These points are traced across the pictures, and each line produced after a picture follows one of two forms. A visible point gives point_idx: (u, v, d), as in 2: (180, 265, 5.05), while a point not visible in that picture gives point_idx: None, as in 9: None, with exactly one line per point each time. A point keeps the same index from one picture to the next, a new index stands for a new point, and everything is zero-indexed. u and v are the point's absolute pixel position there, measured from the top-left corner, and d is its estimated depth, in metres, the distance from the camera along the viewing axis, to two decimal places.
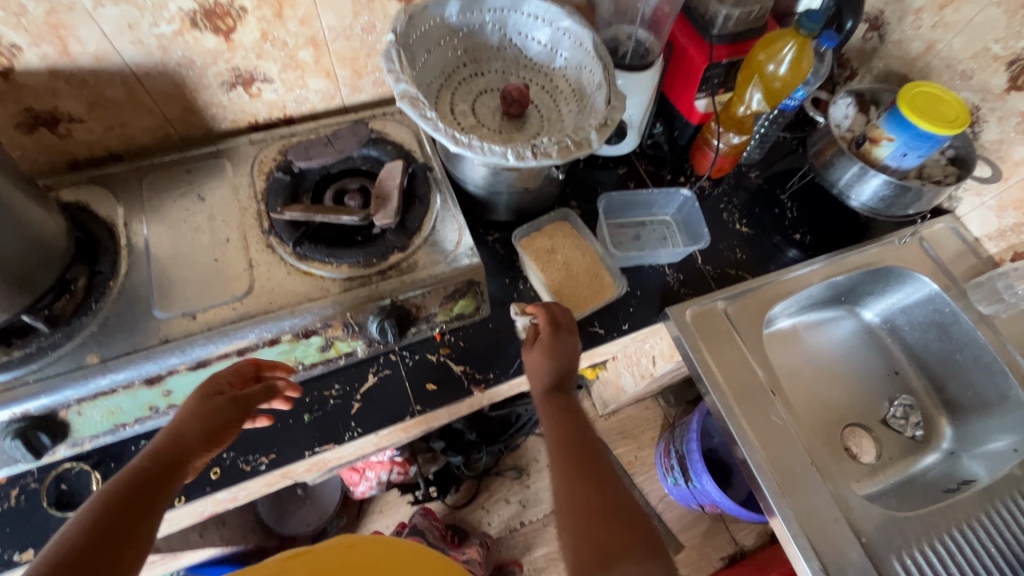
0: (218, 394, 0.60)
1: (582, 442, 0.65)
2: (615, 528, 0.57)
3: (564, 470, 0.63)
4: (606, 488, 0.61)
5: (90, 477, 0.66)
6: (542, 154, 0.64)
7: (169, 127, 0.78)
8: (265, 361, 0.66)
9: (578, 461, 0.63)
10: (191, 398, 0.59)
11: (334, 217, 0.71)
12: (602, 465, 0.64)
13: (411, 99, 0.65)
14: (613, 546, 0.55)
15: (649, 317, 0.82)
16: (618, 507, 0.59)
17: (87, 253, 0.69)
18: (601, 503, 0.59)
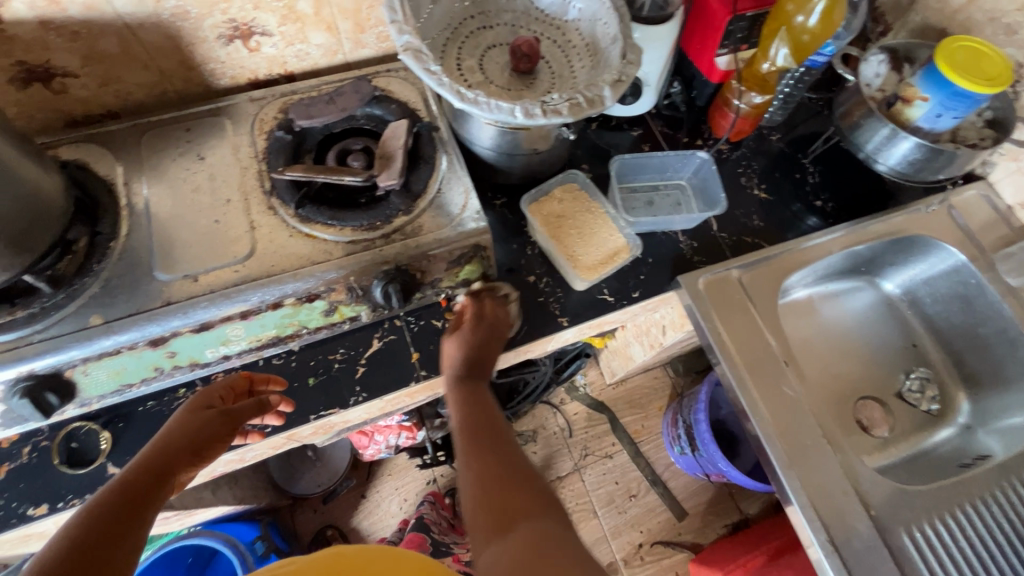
0: (210, 407, 0.63)
1: (483, 421, 0.64)
2: (523, 494, 0.56)
3: (469, 445, 0.62)
4: (506, 458, 0.60)
5: (100, 436, 0.66)
6: (553, 112, 0.61)
7: (166, 83, 0.76)
8: (257, 375, 0.69)
9: (478, 439, 0.62)
10: (182, 413, 0.62)
11: (337, 177, 0.69)
12: (508, 443, 0.63)
13: (414, 52, 0.62)
14: (512, 511, 0.54)
15: (660, 285, 0.80)
16: (526, 480, 0.58)
17: (89, 214, 0.68)
18: (505, 475, 0.58)
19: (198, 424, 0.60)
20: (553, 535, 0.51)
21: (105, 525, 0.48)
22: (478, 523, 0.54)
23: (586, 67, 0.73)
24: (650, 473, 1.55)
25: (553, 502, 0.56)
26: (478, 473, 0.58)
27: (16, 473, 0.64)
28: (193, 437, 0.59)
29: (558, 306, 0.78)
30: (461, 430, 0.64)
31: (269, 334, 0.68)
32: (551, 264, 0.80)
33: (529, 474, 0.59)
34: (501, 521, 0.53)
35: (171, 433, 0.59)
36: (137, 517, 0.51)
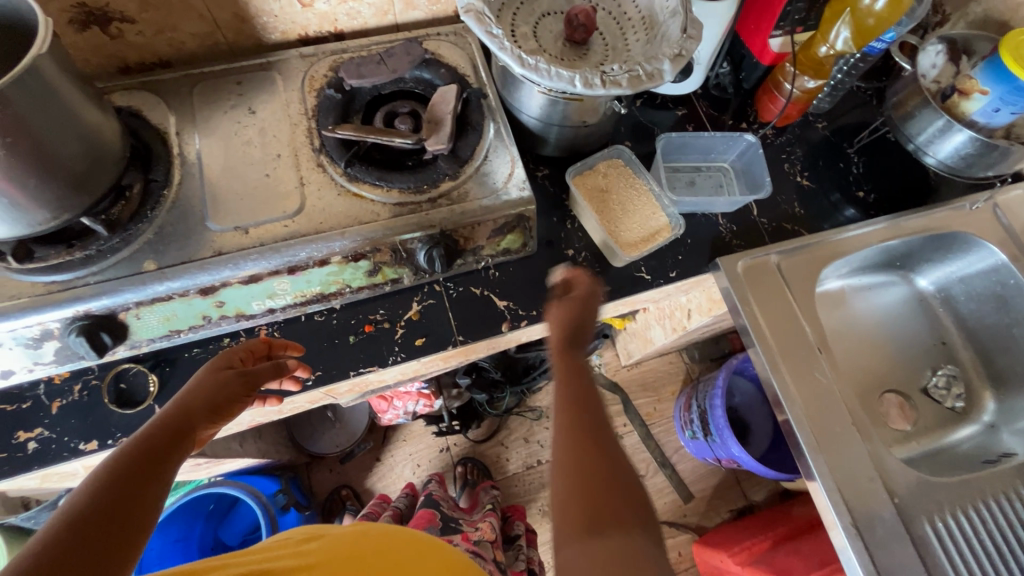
0: (229, 369, 0.63)
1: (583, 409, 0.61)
2: (615, 494, 0.55)
3: (564, 430, 0.60)
4: (606, 457, 0.57)
5: (148, 379, 0.68)
6: (613, 84, 0.60)
7: (218, 34, 0.75)
8: (276, 340, 0.69)
9: (571, 425, 0.60)
10: (204, 371, 0.62)
11: (387, 139, 0.69)
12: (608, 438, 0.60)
13: (476, 14, 0.61)
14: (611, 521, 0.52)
15: (698, 266, 0.80)
16: (616, 478, 0.56)
17: (142, 160, 0.69)
18: (597, 471, 0.56)
19: (218, 385, 0.61)
20: (625, 548, 0.50)
21: (114, 491, 0.49)
22: (565, 515, 0.54)
23: (641, 42, 0.72)
24: (659, 455, 1.57)
25: (640, 504, 0.55)
26: (569, 464, 0.57)
27: (67, 410, 0.67)
28: (212, 399, 0.60)
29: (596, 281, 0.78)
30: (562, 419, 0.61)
31: (313, 291, 0.70)
32: (591, 239, 0.80)
33: (619, 471, 0.57)
34: (588, 522, 0.53)
35: (191, 392, 0.59)
36: (151, 475, 0.52)
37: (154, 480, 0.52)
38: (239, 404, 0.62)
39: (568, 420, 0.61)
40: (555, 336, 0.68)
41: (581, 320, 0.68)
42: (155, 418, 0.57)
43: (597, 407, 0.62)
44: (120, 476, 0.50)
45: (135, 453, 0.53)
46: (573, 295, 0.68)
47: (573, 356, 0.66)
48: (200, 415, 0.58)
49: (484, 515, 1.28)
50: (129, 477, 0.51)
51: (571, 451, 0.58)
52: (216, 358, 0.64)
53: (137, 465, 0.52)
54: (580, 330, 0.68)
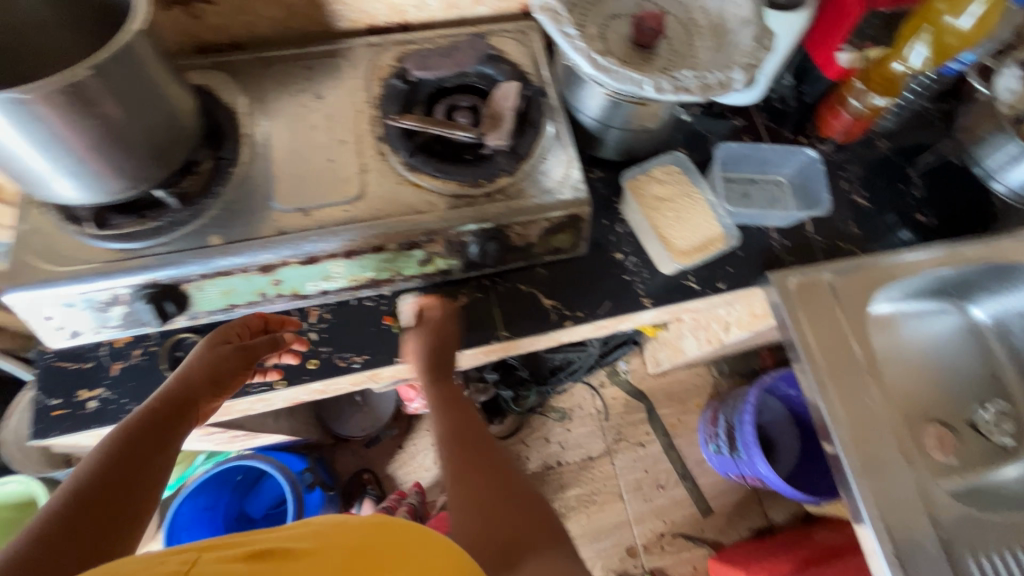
0: (227, 345, 0.65)
1: (467, 443, 0.67)
2: (513, 518, 0.59)
3: (460, 473, 0.64)
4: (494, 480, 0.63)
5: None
6: (684, 90, 0.60)
7: (292, 19, 0.77)
8: (272, 316, 0.71)
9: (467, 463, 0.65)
10: (202, 347, 0.64)
11: (450, 130, 0.71)
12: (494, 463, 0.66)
13: (551, 13, 0.62)
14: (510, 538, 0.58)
15: (747, 279, 0.79)
16: (521, 500, 0.61)
17: (212, 137, 0.71)
18: (497, 503, 0.61)
19: (218, 360, 0.63)
20: (553, 570, 0.55)
21: (118, 468, 0.52)
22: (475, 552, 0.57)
23: (709, 50, 0.72)
24: (681, 467, 1.56)
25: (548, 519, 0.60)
26: (467, 505, 0.61)
27: (125, 373, 0.69)
28: (211, 374, 0.63)
29: (643, 287, 0.78)
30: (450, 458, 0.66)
31: (366, 276, 0.71)
32: (641, 244, 0.80)
33: (523, 491, 0.63)
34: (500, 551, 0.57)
35: (189, 369, 0.62)
36: (153, 450, 0.55)
37: (158, 456, 0.55)
38: (240, 377, 0.66)
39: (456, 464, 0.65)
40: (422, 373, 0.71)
41: (443, 347, 0.72)
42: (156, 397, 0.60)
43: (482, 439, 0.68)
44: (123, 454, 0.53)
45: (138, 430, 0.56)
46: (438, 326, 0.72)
47: (442, 395, 0.72)
48: (201, 391, 0.62)
49: None
50: (132, 455, 0.54)
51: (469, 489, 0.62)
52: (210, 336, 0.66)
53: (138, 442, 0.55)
54: (443, 364, 0.71)
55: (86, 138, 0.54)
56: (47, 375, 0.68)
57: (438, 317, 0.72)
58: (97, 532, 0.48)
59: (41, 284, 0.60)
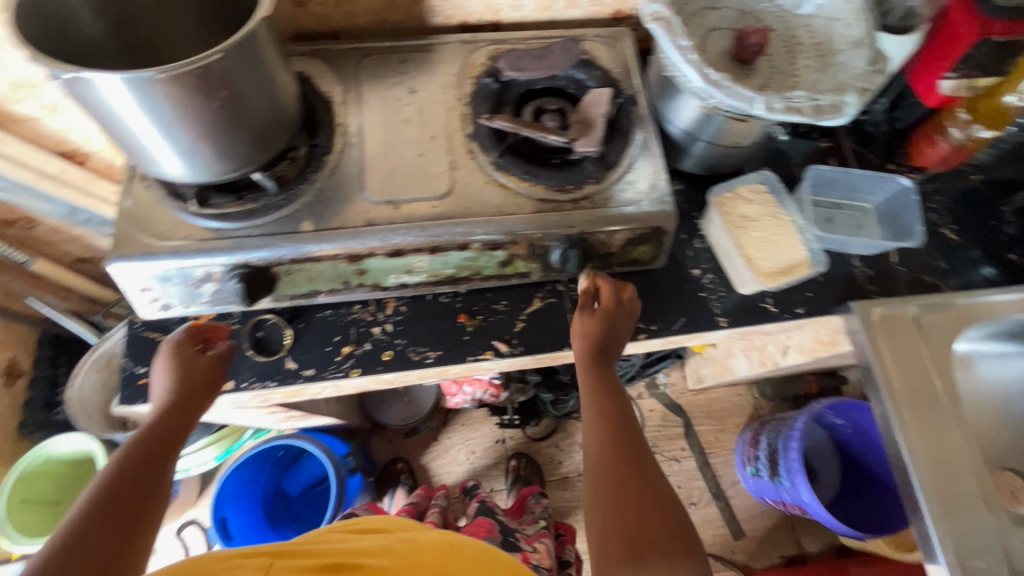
0: (194, 350, 0.65)
1: (616, 426, 0.64)
2: (647, 520, 0.56)
3: (603, 461, 0.61)
4: (635, 472, 0.60)
5: (282, 332, 0.72)
6: (794, 110, 0.59)
7: (389, 12, 0.78)
8: (206, 326, 0.68)
9: (615, 453, 0.62)
10: (169, 357, 0.64)
11: (541, 134, 0.69)
12: (639, 455, 0.62)
13: (664, 23, 0.61)
14: (642, 537, 0.55)
15: (827, 307, 0.77)
16: (656, 504, 0.58)
17: (307, 125, 0.72)
18: (634, 500, 0.58)
19: (191, 367, 0.64)
20: None
21: (116, 494, 0.53)
22: (604, 544, 0.56)
23: (811, 70, 0.70)
24: (715, 486, 1.54)
25: (683, 529, 0.56)
26: (604, 485, 0.59)
27: None
28: (187, 382, 0.63)
29: (719, 305, 0.77)
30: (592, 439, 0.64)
31: (447, 272, 0.71)
32: (719, 262, 0.79)
33: (658, 494, 0.59)
34: (628, 551, 0.54)
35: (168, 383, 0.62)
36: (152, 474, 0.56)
37: (156, 474, 0.56)
38: (218, 377, 0.66)
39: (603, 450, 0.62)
40: (581, 356, 0.69)
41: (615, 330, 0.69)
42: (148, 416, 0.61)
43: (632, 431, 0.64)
44: (116, 481, 0.53)
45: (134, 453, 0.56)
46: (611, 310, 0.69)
47: (598, 378, 0.67)
48: (189, 401, 0.62)
49: (537, 533, 1.15)
50: (129, 480, 0.54)
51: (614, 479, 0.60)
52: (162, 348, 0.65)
53: (133, 466, 0.55)
54: (609, 351, 0.69)
55: (203, 121, 0.56)
56: (136, 344, 0.70)
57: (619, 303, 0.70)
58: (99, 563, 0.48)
59: (142, 257, 0.62)
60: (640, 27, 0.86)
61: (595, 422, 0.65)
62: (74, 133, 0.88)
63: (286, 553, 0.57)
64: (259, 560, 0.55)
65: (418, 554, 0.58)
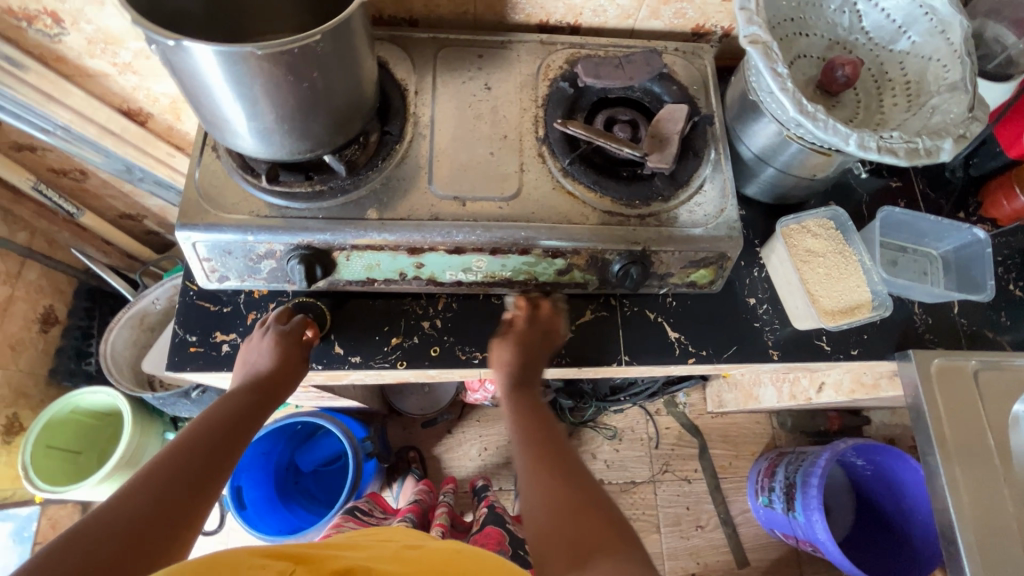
0: (294, 345, 0.67)
1: (545, 439, 0.63)
2: (589, 521, 0.54)
3: (535, 475, 0.59)
4: (569, 477, 0.59)
5: (324, 319, 0.73)
6: (888, 151, 0.57)
7: (471, 5, 0.77)
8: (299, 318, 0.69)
9: (540, 462, 0.60)
10: (272, 343, 0.66)
11: (615, 146, 0.67)
12: (571, 461, 0.61)
13: (762, 46, 0.59)
14: (585, 541, 0.53)
15: (882, 352, 0.75)
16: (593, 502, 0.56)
17: (380, 112, 0.72)
18: (569, 502, 0.56)
19: (285, 361, 0.65)
20: None
21: (178, 480, 0.52)
22: (547, 554, 0.53)
23: (899, 108, 0.69)
24: (723, 511, 1.52)
25: (620, 523, 0.55)
26: (541, 493, 0.57)
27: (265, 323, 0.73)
28: (275, 373, 0.64)
29: (771, 337, 0.75)
30: (523, 452, 0.62)
31: (503, 274, 0.70)
32: (775, 293, 0.77)
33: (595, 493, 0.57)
34: (571, 555, 0.52)
35: (259, 370, 0.64)
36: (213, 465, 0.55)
37: (215, 470, 0.55)
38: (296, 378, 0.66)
39: (532, 465, 0.60)
40: (504, 377, 0.68)
41: (540, 346, 0.70)
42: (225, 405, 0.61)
43: (561, 440, 0.63)
44: (181, 463, 0.53)
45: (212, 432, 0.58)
46: (533, 326, 0.70)
47: (518, 396, 0.67)
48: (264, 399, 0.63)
49: None
50: (199, 459, 0.54)
51: (544, 488, 0.57)
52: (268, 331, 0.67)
53: (205, 445, 0.56)
54: (529, 370, 0.69)
55: (291, 99, 0.55)
56: (188, 312, 0.72)
57: (540, 316, 0.71)
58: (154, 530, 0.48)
59: (208, 228, 0.62)
60: (720, 46, 0.84)
61: (522, 437, 0.64)
62: (142, 92, 0.87)
63: (308, 558, 0.51)
64: (279, 563, 0.48)
65: (431, 561, 0.55)
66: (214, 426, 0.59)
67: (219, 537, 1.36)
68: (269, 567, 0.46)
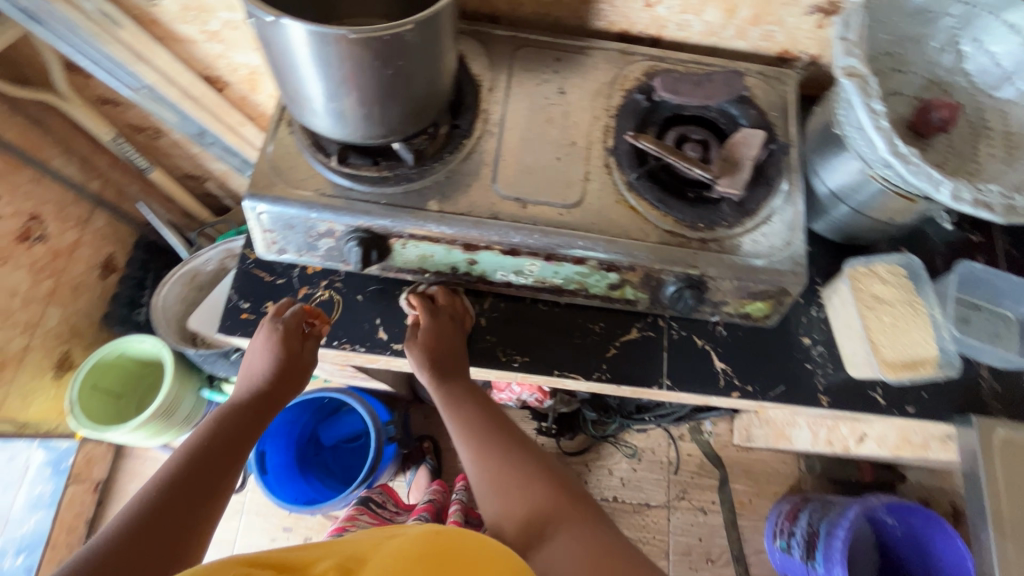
0: (299, 344, 0.69)
1: (491, 432, 0.69)
2: (548, 502, 0.62)
3: (492, 471, 0.66)
4: (523, 466, 0.66)
5: (332, 309, 0.74)
6: (985, 205, 0.54)
7: (555, 7, 0.77)
8: (312, 312, 0.72)
9: (496, 454, 0.67)
10: (276, 342, 0.67)
11: (686, 165, 0.65)
12: (521, 449, 0.68)
13: (859, 80, 0.56)
14: (549, 519, 0.61)
15: (942, 413, 0.71)
16: (549, 480, 0.65)
17: (452, 105, 0.72)
18: (528, 488, 0.64)
19: (290, 358, 0.68)
20: (586, 539, 0.58)
21: (185, 476, 0.57)
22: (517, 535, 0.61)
23: (997, 159, 0.65)
24: (737, 549, 1.47)
25: (575, 493, 0.64)
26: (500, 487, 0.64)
27: (316, 299, 0.74)
28: (280, 373, 0.67)
29: (823, 381, 0.72)
30: (477, 453, 0.68)
31: (555, 281, 0.70)
32: (831, 336, 0.74)
33: (548, 474, 0.66)
34: (537, 534, 0.60)
35: (261, 372, 0.67)
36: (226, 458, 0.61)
37: (227, 462, 0.61)
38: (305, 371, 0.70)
39: (483, 460, 0.67)
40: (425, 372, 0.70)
41: (458, 342, 0.71)
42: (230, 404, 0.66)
43: (498, 420, 0.72)
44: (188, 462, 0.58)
45: (214, 439, 0.61)
46: (438, 317, 0.70)
47: (452, 387, 0.71)
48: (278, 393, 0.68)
49: None
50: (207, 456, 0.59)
51: (503, 481, 0.65)
52: (273, 329, 0.68)
53: (208, 440, 0.61)
54: (446, 359, 0.70)
55: (375, 86, 0.56)
56: (244, 280, 0.75)
57: (449, 308, 0.71)
58: (168, 540, 0.53)
59: (274, 201, 0.64)
60: (805, 73, 0.81)
61: (472, 437, 0.69)
62: (224, 60, 0.90)
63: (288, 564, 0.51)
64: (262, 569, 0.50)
65: (406, 554, 0.51)
66: (221, 425, 0.63)
67: (237, 496, 1.40)
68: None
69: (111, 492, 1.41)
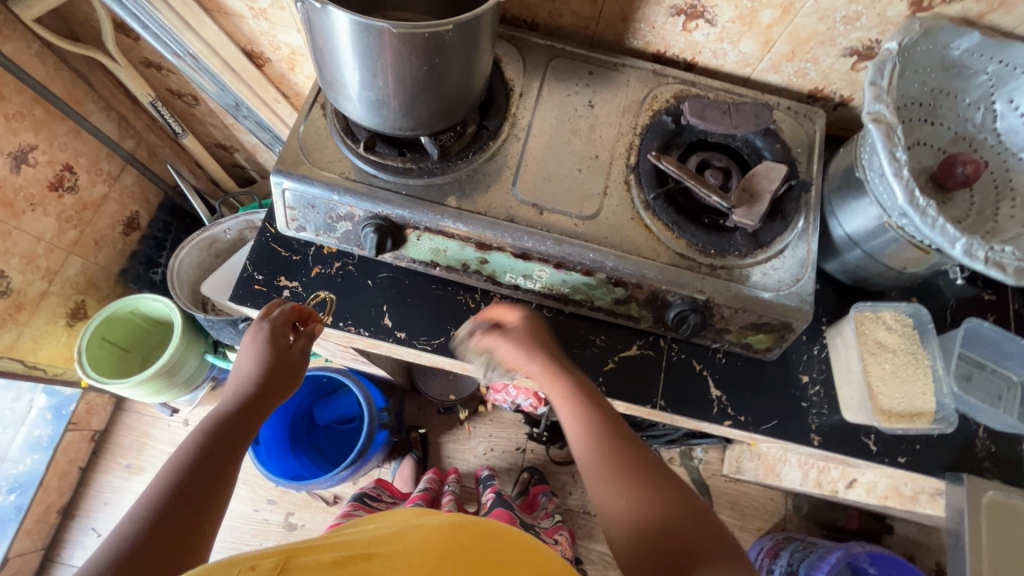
0: (286, 341, 0.67)
1: (609, 436, 0.59)
2: (682, 535, 0.50)
3: (609, 479, 0.55)
4: (651, 481, 0.54)
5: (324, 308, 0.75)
6: (995, 265, 0.55)
7: (593, 21, 0.78)
8: (302, 312, 0.71)
9: (611, 463, 0.56)
10: (262, 341, 0.66)
11: (704, 191, 0.66)
12: (644, 460, 0.57)
13: (886, 127, 0.57)
14: (686, 556, 0.49)
15: (932, 467, 0.71)
16: (682, 507, 0.52)
17: (482, 106, 0.74)
18: (656, 509, 0.52)
19: (278, 356, 0.66)
20: None
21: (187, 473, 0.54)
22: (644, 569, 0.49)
23: (1016, 221, 0.65)
24: None
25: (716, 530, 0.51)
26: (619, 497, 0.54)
27: (327, 279, 0.76)
28: (271, 371, 0.66)
29: (816, 421, 0.72)
30: (593, 453, 0.58)
31: (561, 290, 0.71)
32: (830, 378, 0.74)
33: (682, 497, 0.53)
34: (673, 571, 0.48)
35: (255, 368, 0.65)
36: (227, 455, 0.57)
37: (228, 459, 0.57)
38: (296, 368, 0.68)
39: (603, 465, 0.56)
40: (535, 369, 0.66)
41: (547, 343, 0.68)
42: (230, 401, 0.63)
43: (625, 432, 0.59)
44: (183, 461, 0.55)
45: (211, 437, 0.58)
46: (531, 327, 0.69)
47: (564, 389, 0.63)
48: (273, 391, 0.65)
49: (554, 526, 1.15)
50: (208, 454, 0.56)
51: (624, 494, 0.54)
52: (258, 329, 0.68)
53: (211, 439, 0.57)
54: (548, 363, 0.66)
55: (410, 80, 0.57)
56: (261, 252, 0.77)
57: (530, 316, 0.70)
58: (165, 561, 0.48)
59: (300, 179, 0.65)
60: (834, 113, 0.82)
61: (585, 435, 0.59)
62: (267, 37, 0.92)
63: (297, 552, 0.48)
64: (267, 560, 0.46)
65: (431, 551, 0.46)
66: (219, 424, 0.60)
67: None
68: (257, 570, 0.44)
69: (105, 443, 1.44)
